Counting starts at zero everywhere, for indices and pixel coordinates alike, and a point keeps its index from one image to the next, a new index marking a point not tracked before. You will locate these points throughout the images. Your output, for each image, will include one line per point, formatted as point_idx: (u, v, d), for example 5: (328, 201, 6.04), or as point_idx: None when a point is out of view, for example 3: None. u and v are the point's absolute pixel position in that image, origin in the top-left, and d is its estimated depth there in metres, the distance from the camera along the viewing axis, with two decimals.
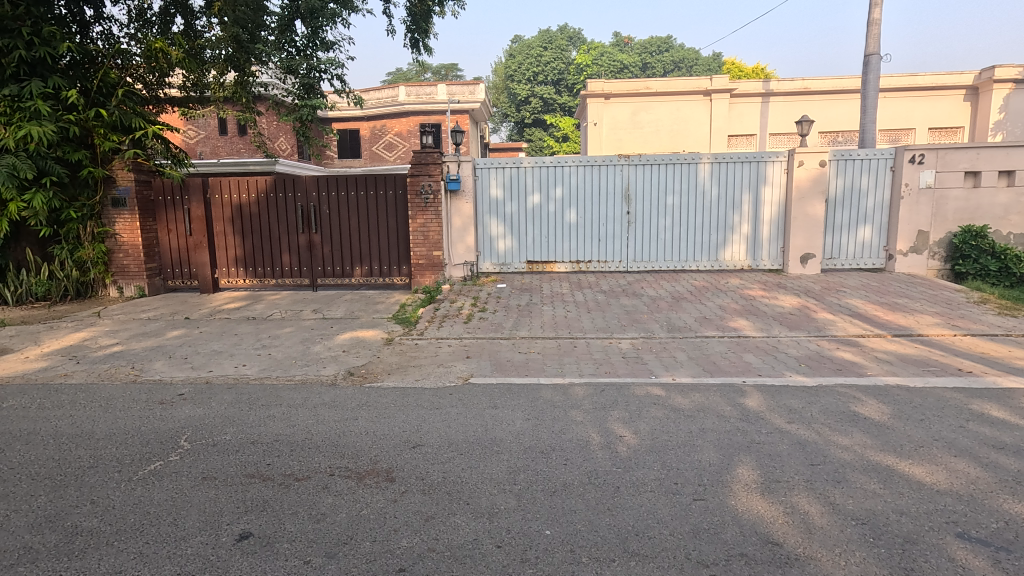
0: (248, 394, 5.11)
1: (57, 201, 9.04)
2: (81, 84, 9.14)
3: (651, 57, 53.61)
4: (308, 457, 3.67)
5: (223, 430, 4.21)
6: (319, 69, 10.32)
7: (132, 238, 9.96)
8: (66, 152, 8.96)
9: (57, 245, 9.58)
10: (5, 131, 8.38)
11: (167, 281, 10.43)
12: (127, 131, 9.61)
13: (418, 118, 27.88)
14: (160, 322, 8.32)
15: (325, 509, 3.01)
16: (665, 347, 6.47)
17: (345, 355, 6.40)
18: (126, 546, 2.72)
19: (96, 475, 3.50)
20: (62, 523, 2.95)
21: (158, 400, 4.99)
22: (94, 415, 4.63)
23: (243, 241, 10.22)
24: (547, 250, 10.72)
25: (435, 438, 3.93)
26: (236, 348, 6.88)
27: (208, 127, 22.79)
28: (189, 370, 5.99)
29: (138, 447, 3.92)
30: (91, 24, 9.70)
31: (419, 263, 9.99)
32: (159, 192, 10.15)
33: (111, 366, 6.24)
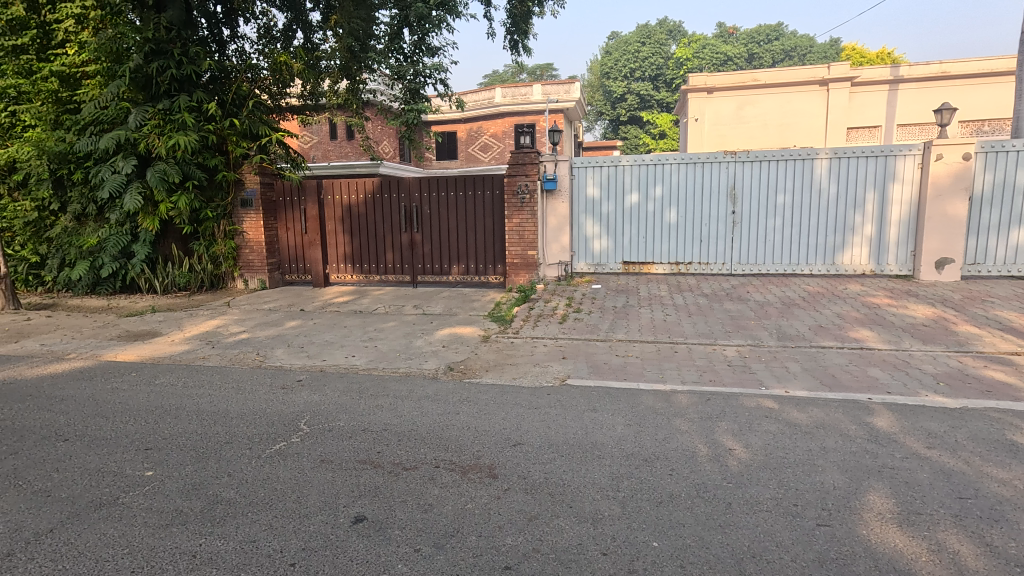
0: (358, 383, 5.44)
1: (197, 203, 10.21)
2: (219, 97, 10.26)
3: (759, 47, 50.52)
4: (414, 448, 3.82)
5: (337, 416, 4.50)
6: (424, 74, 10.71)
7: (256, 237, 10.83)
8: (205, 158, 10.09)
9: (197, 241, 10.77)
10: (158, 140, 9.61)
11: (284, 276, 11.33)
12: (254, 139, 10.65)
13: (513, 119, 28.22)
14: (280, 313, 9.09)
15: (432, 500, 3.12)
16: (776, 356, 6.04)
17: (444, 351, 6.61)
18: (258, 517, 2.98)
19: (231, 450, 3.87)
20: (205, 491, 3.28)
21: (281, 385, 5.44)
22: (227, 395, 5.14)
23: (351, 239, 10.87)
24: (644, 251, 10.42)
25: (535, 438, 3.94)
26: (345, 340, 7.34)
27: (321, 134, 24.57)
28: (306, 358, 6.48)
29: (265, 427, 4.30)
30: (227, 42, 10.75)
31: (514, 262, 10.09)
32: (280, 193, 11.03)
33: (240, 352, 6.90)
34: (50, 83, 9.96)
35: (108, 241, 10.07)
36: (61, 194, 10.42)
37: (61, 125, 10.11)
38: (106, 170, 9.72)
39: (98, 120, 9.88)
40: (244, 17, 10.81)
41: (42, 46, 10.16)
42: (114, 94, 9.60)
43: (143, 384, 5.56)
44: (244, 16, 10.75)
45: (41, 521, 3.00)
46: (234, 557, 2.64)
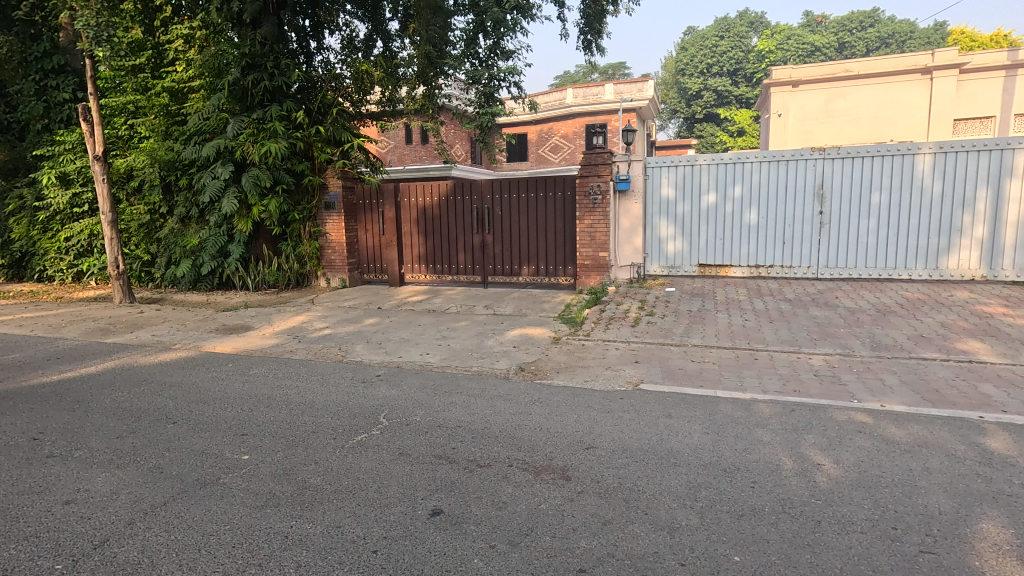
0: (433, 380, 5.60)
1: (285, 206, 10.90)
2: (306, 106, 10.90)
3: (851, 35, 47.21)
4: (488, 446, 3.89)
5: (414, 411, 4.66)
6: (499, 77, 10.90)
7: (338, 238, 11.39)
8: (293, 163, 10.77)
9: (285, 242, 11.49)
10: (253, 147, 10.35)
11: (363, 275, 11.83)
12: (337, 145, 11.22)
13: (584, 119, 28.00)
14: (359, 311, 9.52)
15: (506, 497, 3.16)
16: (869, 367, 5.62)
17: (516, 351, 6.68)
18: (343, 504, 3.14)
19: (318, 439, 4.11)
20: (294, 476, 3.50)
21: (361, 379, 5.71)
22: (313, 387, 5.45)
23: (425, 241, 11.21)
24: (722, 253, 10.02)
25: (608, 442, 3.90)
26: (420, 337, 7.58)
27: (397, 138, 25.54)
28: (383, 355, 6.75)
29: (348, 419, 4.52)
30: (314, 54, 11.42)
31: (585, 263, 9.99)
32: (360, 196, 11.53)
33: (323, 346, 7.30)
34: (161, 98, 10.97)
35: (208, 242, 10.97)
36: (169, 199, 11.48)
37: (170, 136, 11.12)
38: (208, 176, 10.60)
39: (201, 131, 10.78)
40: (329, 30, 11.43)
41: (155, 64, 11.23)
42: (215, 106, 10.44)
43: (239, 374, 6.02)
44: (330, 28, 11.39)
45: (155, 494, 3.32)
46: (322, 540, 2.80)
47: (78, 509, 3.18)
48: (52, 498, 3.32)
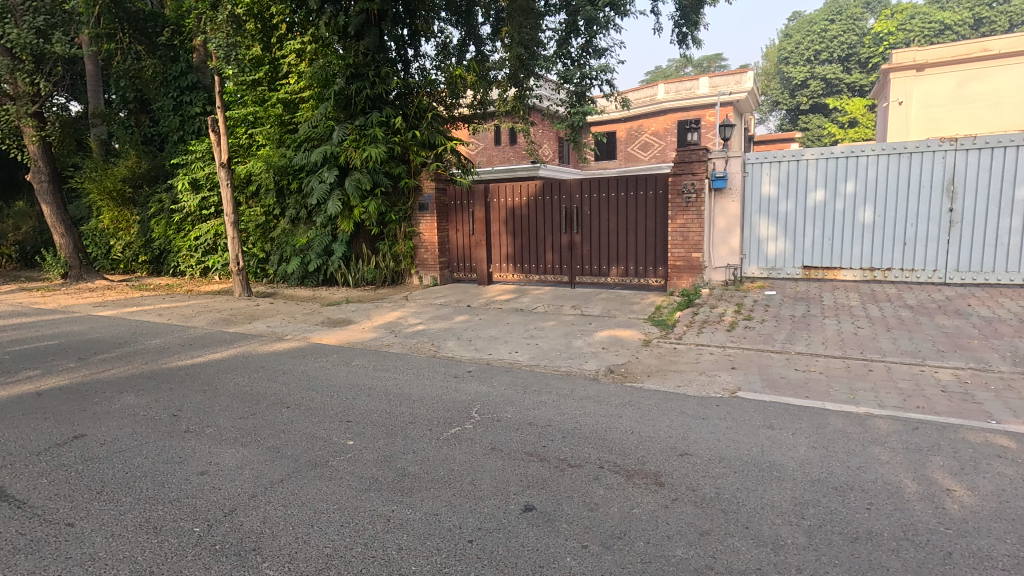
0: (523, 378, 5.68)
1: (383, 207, 11.50)
2: (404, 111, 11.44)
3: (989, 10, 41.88)
4: (579, 447, 3.88)
5: (505, 408, 4.76)
6: (591, 76, 10.85)
7: (430, 238, 11.80)
8: (391, 167, 11.34)
9: (382, 241, 12.12)
10: (355, 153, 11.03)
11: (453, 274, 12.14)
12: (432, 148, 11.66)
13: (677, 115, 27.08)
14: (450, 308, 9.86)
15: (598, 499, 3.15)
16: (1010, 384, 4.98)
17: (604, 352, 6.60)
18: (439, 494, 3.28)
19: (415, 429, 4.30)
20: (394, 464, 3.70)
21: (454, 374, 5.90)
22: (409, 380, 5.72)
23: (514, 241, 11.35)
24: (831, 255, 9.29)
25: (704, 450, 3.76)
26: (509, 336, 7.71)
27: (486, 140, 26.07)
28: (474, 351, 6.94)
29: (442, 412, 4.70)
30: (411, 61, 11.94)
31: (676, 264, 9.65)
32: (452, 197, 11.89)
33: (418, 341, 7.64)
34: (276, 109, 11.96)
35: (315, 241, 11.84)
36: (281, 201, 12.50)
37: (283, 143, 12.09)
38: (315, 180, 11.41)
39: (310, 138, 11.62)
40: (426, 37, 11.89)
41: (271, 78, 12.24)
42: (323, 115, 11.21)
43: (342, 365, 6.44)
44: (426, 36, 11.86)
45: (274, 472, 3.64)
46: (421, 526, 2.94)
47: (211, 479, 3.57)
48: (189, 468, 3.74)
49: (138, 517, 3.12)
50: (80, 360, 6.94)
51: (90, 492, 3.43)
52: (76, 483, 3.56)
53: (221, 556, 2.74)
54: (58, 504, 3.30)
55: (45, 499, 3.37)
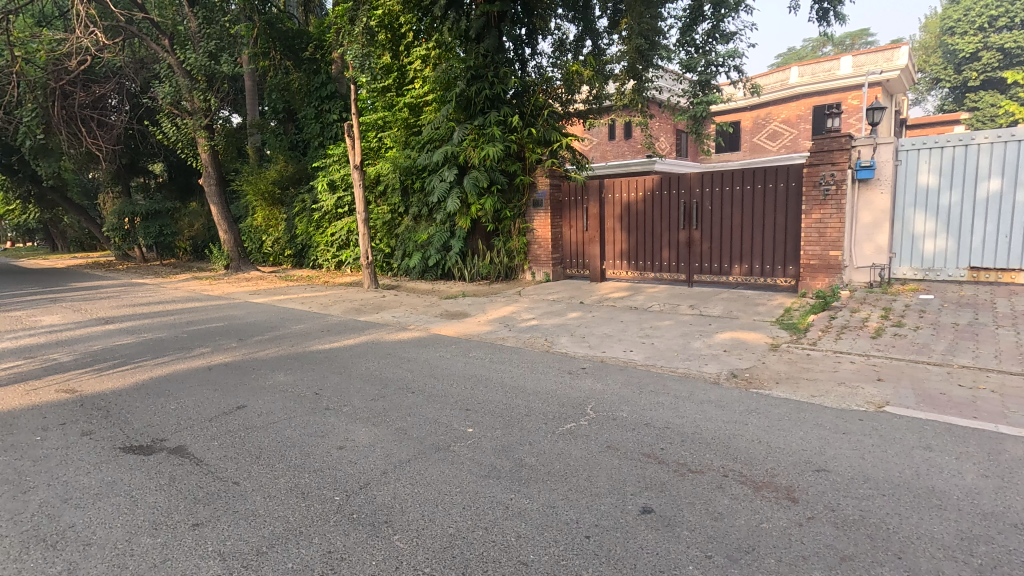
0: (638, 378, 5.55)
1: (499, 204, 11.81)
2: (520, 110, 11.65)
3: None
4: (700, 452, 3.72)
5: (620, 407, 4.68)
6: (717, 63, 10.26)
7: (544, 234, 11.88)
8: (507, 165, 11.62)
9: (497, 237, 12.46)
10: (474, 152, 11.42)
11: (565, 270, 12.11)
12: (547, 145, 11.73)
13: (812, 100, 24.84)
14: (563, 304, 9.89)
15: (722, 509, 2.99)
16: None
17: (727, 355, 6.24)
18: (555, 487, 3.31)
19: (531, 422, 4.38)
20: (512, 454, 3.80)
21: (567, 370, 5.92)
22: (523, 373, 5.83)
23: (628, 237, 11.10)
24: (1007, 254, 8.03)
25: (845, 467, 3.42)
26: (623, 334, 7.57)
27: (600, 135, 25.72)
28: (587, 348, 6.91)
29: (557, 407, 4.74)
30: (528, 59, 12.10)
31: (810, 263, 8.83)
32: (566, 193, 11.88)
33: (531, 336, 7.76)
34: (403, 113, 12.76)
35: (435, 237, 12.49)
36: (406, 200, 13.33)
37: (409, 145, 12.89)
38: (437, 179, 12.01)
39: (432, 139, 12.23)
40: (543, 35, 12.01)
41: (399, 84, 13.06)
42: (445, 116, 11.74)
43: (461, 356, 6.74)
44: (543, 33, 11.96)
45: (402, 452, 3.91)
46: (539, 517, 2.99)
47: (348, 454, 3.91)
48: (330, 442, 4.13)
49: (289, 482, 3.51)
50: (240, 340, 7.96)
51: (251, 456, 3.93)
52: (240, 446, 4.10)
53: (358, 524, 3.00)
54: (226, 464, 3.82)
55: (216, 459, 3.91)
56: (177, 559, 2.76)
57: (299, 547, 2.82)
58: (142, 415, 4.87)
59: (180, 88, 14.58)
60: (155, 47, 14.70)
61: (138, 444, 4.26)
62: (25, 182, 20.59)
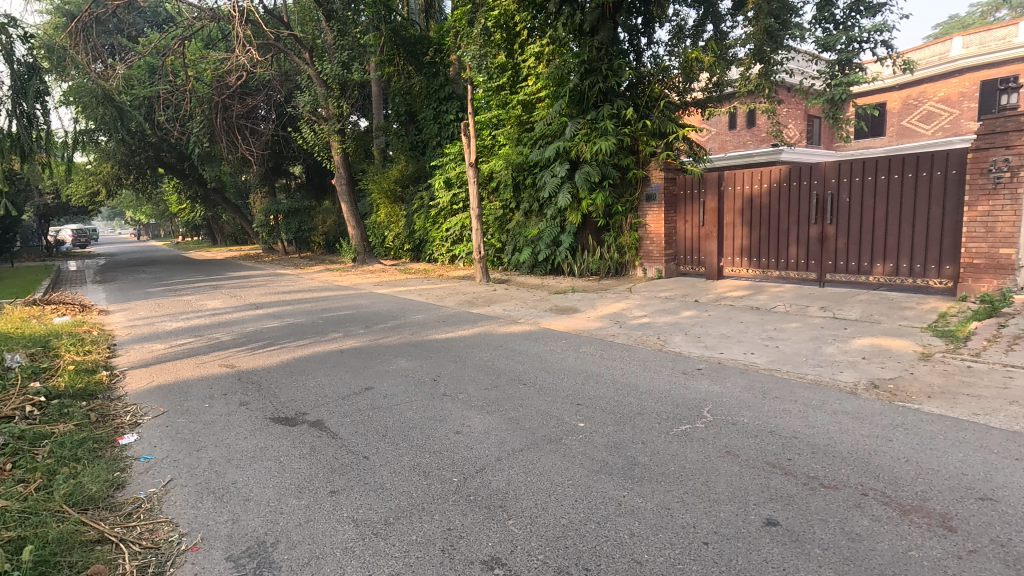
0: (761, 382, 5.21)
1: (610, 199, 11.63)
2: (635, 102, 11.34)
3: None
4: (834, 466, 3.42)
5: (741, 411, 4.43)
6: (860, 39, 9.27)
7: (657, 230, 11.49)
8: (619, 159, 11.40)
9: (608, 233, 12.27)
10: (587, 147, 11.31)
11: (679, 267, 11.63)
12: (662, 137, 11.29)
13: (979, 74, 21.56)
14: (676, 302, 9.54)
15: (860, 529, 2.73)
16: None
17: (866, 363, 5.64)
18: (670, 488, 3.22)
19: (643, 421, 4.29)
20: (624, 451, 3.76)
21: (682, 370, 5.72)
22: (636, 371, 5.72)
23: (750, 232, 10.41)
24: None
25: (1017, 499, 2.96)
26: (743, 335, 7.13)
27: (720, 124, 24.37)
28: (703, 348, 6.60)
29: (671, 407, 4.59)
30: (644, 49, 11.75)
31: (973, 262, 7.70)
32: (681, 187, 11.37)
33: (643, 334, 7.57)
34: (516, 110, 13.00)
35: (545, 232, 12.63)
36: (517, 195, 13.59)
37: (521, 142, 13.10)
38: (548, 175, 12.08)
39: (545, 135, 12.31)
40: (660, 23, 11.61)
41: (513, 82, 13.30)
42: (557, 112, 11.78)
43: (571, 351, 6.76)
44: (661, 21, 11.55)
45: (515, 441, 4.02)
46: (654, 517, 2.93)
47: (464, 439, 4.11)
48: (448, 427, 4.36)
49: (412, 461, 3.76)
50: (367, 327, 8.63)
51: (379, 434, 4.26)
52: (368, 424, 4.47)
53: (474, 506, 3.14)
54: (357, 439, 4.18)
55: (349, 433, 4.30)
56: (319, 521, 3.08)
57: (422, 521, 3.02)
58: (286, 390, 5.48)
59: (318, 96, 16.08)
60: (298, 60, 16.31)
61: (284, 415, 4.80)
62: (194, 184, 23.87)
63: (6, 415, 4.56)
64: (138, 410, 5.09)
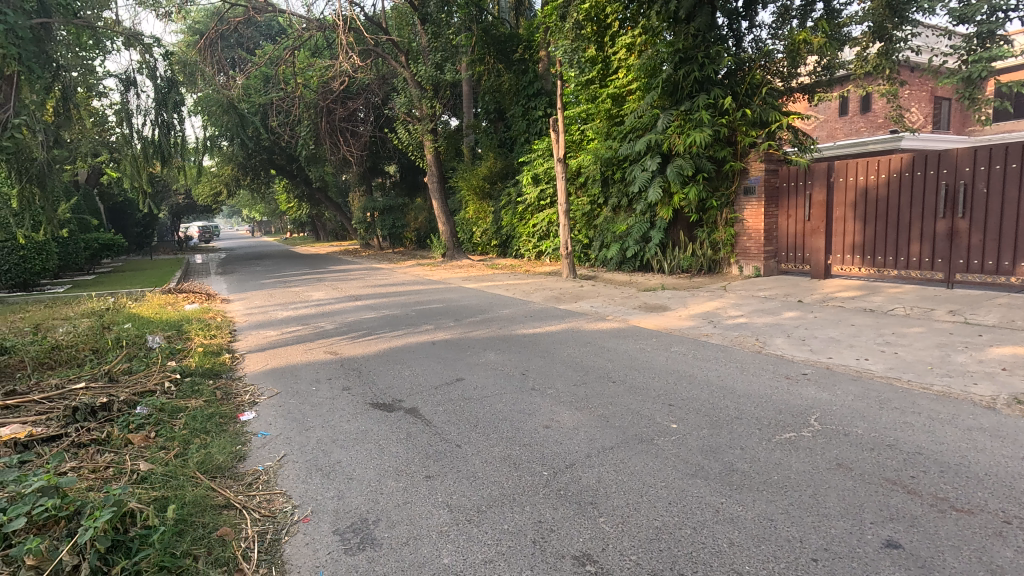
0: (877, 391, 4.76)
1: (704, 193, 11.13)
2: (733, 90, 10.75)
3: None
4: (967, 488, 3.06)
5: (854, 422, 4.08)
6: (1005, 8, 8.20)
7: (755, 224, 10.83)
8: (715, 151, 10.87)
9: (701, 228, 11.75)
10: (680, 139, 10.88)
11: (780, 264, 10.90)
12: (763, 126, 10.61)
13: None
14: (776, 302, 8.95)
15: (1001, 561, 2.43)
16: None
17: (1007, 375, 4.97)
18: (773, 499, 3.04)
19: (742, 426, 4.07)
20: (722, 456, 3.59)
21: (785, 374, 5.36)
22: (732, 374, 5.44)
23: (864, 227, 9.53)
24: None
25: None
26: (855, 339, 6.56)
27: (829, 111, 22.53)
28: (808, 352, 6.14)
29: (773, 413, 4.33)
30: (745, 34, 11.10)
31: None
32: (784, 179, 10.62)
33: (740, 335, 7.18)
34: (606, 104, 12.80)
35: (634, 228, 12.36)
36: (606, 190, 13.38)
37: (610, 136, 12.88)
38: (638, 169, 11.78)
39: (635, 128, 12.00)
40: (763, 5, 10.91)
41: (603, 75, 13.12)
42: (649, 104, 11.45)
43: (662, 350, 6.56)
44: (764, 3, 10.86)
45: (605, 439, 3.97)
46: (755, 527, 2.78)
47: (553, 433, 4.12)
48: (536, 421, 4.39)
49: (502, 452, 3.84)
50: (457, 321, 8.89)
51: (469, 424, 4.38)
52: (460, 414, 4.61)
53: (564, 501, 3.14)
54: (449, 428, 4.32)
55: (442, 422, 4.45)
56: (415, 503, 3.22)
57: (513, 511, 3.07)
58: (384, 378, 5.79)
59: (413, 98, 16.84)
60: (395, 64, 17.09)
61: (382, 401, 5.06)
62: (301, 184, 25.76)
63: (150, 389, 5.18)
64: (256, 390, 5.60)
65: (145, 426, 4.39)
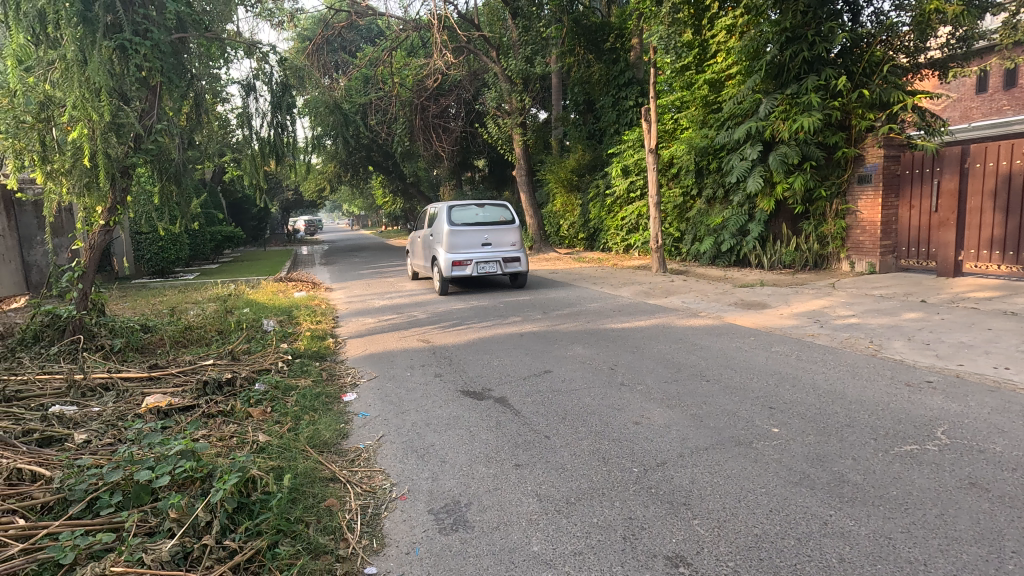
0: (1020, 405, 4.19)
1: (811, 182, 10.34)
2: (849, 69, 9.82)
3: None
4: None
5: (991, 438, 3.62)
6: None
7: (871, 216, 9.84)
8: (825, 136, 10.05)
9: (806, 221, 10.95)
10: (785, 124, 10.16)
11: (900, 260, 9.88)
12: (884, 108, 9.61)
13: None
14: (894, 302, 8.14)
15: None
16: None
17: None
18: (891, 515, 2.78)
19: (855, 435, 3.76)
20: (830, 466, 3.33)
21: (905, 381, 4.86)
22: (843, 378, 5.02)
23: (1006, 219, 8.41)
24: None
25: None
26: (991, 345, 5.81)
27: (964, 88, 20.09)
28: (934, 358, 5.53)
29: (891, 422, 3.95)
30: (863, 8, 10.08)
31: None
32: (906, 166, 9.56)
33: (850, 336, 6.61)
34: (703, 90, 12.24)
35: (730, 221, 11.82)
36: (700, 181, 12.84)
37: (706, 124, 12.34)
38: (736, 158, 11.18)
39: (734, 115, 11.39)
40: None
41: (700, 59, 12.54)
42: (751, 89, 10.84)
43: (761, 349, 6.19)
44: None
45: (698, 439, 3.82)
46: (868, 543, 2.57)
47: (644, 430, 4.03)
48: (626, 416, 4.32)
49: (591, 446, 3.81)
50: (544, 313, 8.93)
51: (558, 416, 4.40)
52: (548, 406, 4.63)
53: (656, 499, 3.07)
54: (537, 418, 4.36)
55: (530, 413, 4.50)
56: (505, 490, 3.29)
57: (602, 505, 3.04)
58: (474, 366, 5.95)
59: (502, 92, 17.08)
60: (485, 59, 17.33)
61: (472, 389, 5.21)
62: (396, 179, 26.94)
63: (266, 368, 5.68)
64: (357, 373, 5.99)
65: (262, 401, 4.83)
